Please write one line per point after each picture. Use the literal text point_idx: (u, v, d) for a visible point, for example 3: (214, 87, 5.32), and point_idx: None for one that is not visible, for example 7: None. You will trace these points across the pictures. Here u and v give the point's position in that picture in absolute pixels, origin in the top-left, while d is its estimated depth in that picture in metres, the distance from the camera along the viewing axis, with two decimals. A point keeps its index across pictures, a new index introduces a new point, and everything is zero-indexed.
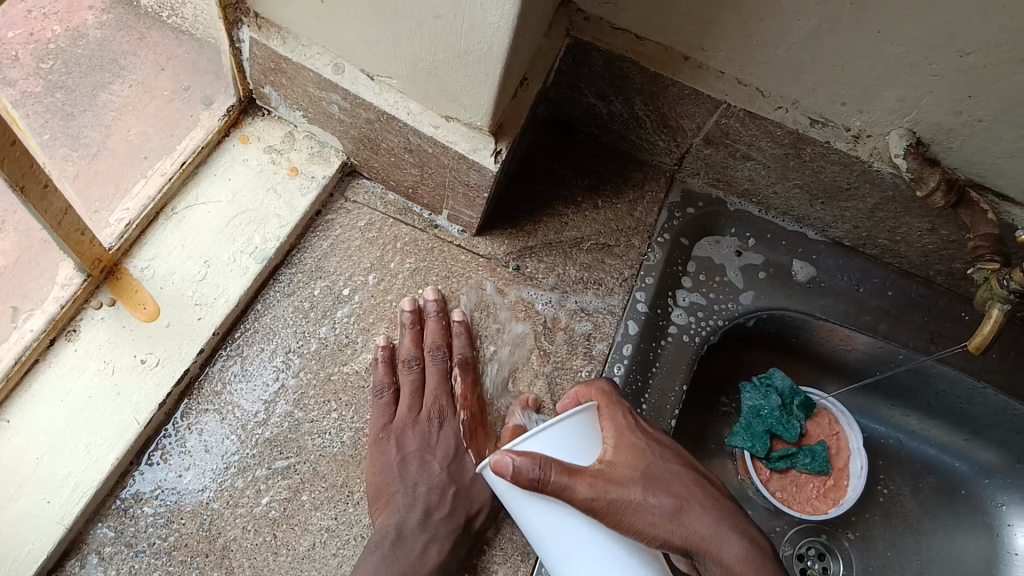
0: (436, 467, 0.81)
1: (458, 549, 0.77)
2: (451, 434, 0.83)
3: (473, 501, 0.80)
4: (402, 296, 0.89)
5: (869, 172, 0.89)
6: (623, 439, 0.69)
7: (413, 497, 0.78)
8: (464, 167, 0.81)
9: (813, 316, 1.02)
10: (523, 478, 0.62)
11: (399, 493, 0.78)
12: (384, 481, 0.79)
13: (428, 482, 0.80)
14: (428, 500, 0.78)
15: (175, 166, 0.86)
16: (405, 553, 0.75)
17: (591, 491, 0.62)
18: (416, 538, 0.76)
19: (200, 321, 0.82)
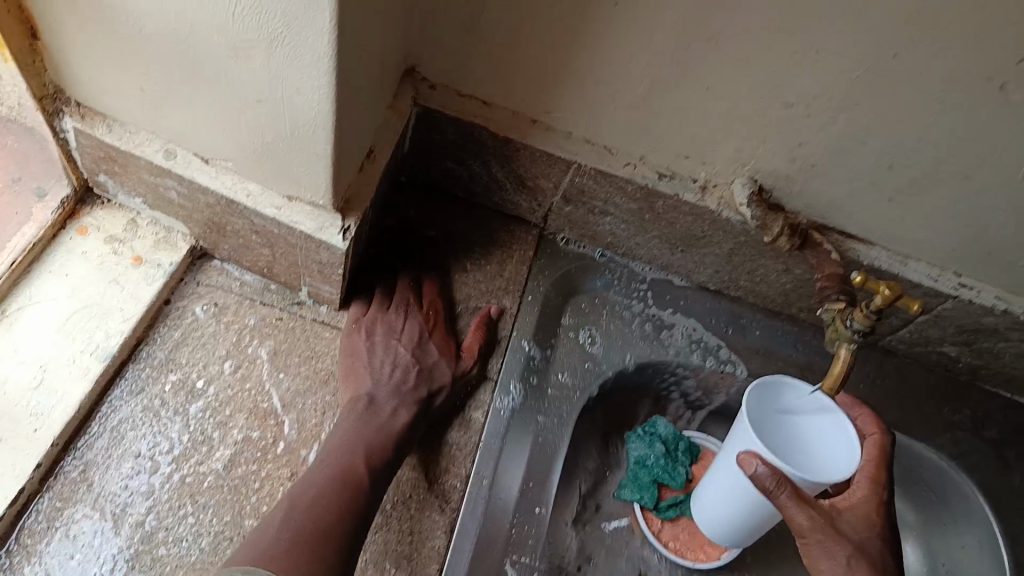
0: (403, 351, 0.88)
1: (421, 417, 0.85)
2: (414, 324, 0.91)
3: (433, 377, 0.87)
4: (261, 382, 0.86)
5: (720, 221, 0.91)
6: (872, 485, 0.77)
7: (382, 375, 0.86)
8: (313, 245, 0.78)
9: (693, 363, 1.02)
10: (758, 483, 0.73)
11: (365, 376, 0.86)
12: (351, 365, 0.87)
13: (394, 361, 0.87)
14: (395, 375, 0.86)
15: (2, 266, 0.80)
16: (374, 418, 0.82)
17: (811, 523, 0.71)
18: (382, 405, 0.83)
19: (36, 433, 0.76)
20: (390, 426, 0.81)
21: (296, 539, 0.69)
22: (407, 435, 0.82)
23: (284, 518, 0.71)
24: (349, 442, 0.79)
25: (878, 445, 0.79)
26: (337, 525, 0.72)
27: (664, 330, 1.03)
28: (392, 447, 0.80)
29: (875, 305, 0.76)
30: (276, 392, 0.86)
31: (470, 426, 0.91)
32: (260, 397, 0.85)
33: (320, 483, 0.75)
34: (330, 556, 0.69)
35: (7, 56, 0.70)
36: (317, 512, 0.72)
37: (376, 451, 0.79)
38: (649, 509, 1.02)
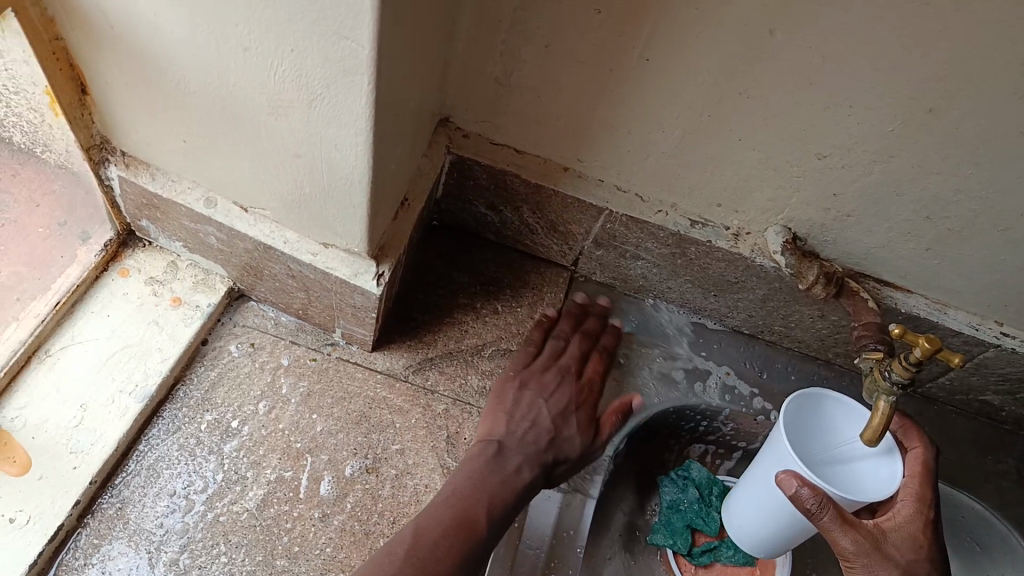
0: (536, 408, 0.87)
1: (544, 477, 0.83)
2: (568, 389, 0.90)
3: (540, 425, 0.85)
4: (294, 423, 0.87)
5: (753, 267, 0.91)
6: (923, 505, 0.76)
7: (514, 430, 0.84)
8: (347, 290, 0.79)
9: (725, 407, 1.01)
10: (799, 504, 0.72)
11: (497, 427, 0.85)
12: (495, 417, 0.86)
13: (536, 419, 0.86)
14: (531, 434, 0.84)
15: (48, 307, 0.83)
16: (500, 468, 0.80)
17: (853, 545, 0.72)
18: (509, 459, 0.81)
19: (75, 470, 0.77)
20: (514, 482, 0.79)
21: (409, 560, 0.69)
22: (529, 492, 0.80)
23: (404, 554, 0.69)
24: (474, 486, 0.77)
25: (920, 460, 0.79)
26: (452, 569, 0.70)
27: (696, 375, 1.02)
28: (509, 505, 0.77)
29: (914, 357, 0.73)
30: (308, 432, 0.87)
31: None
32: (293, 438, 0.86)
33: (451, 517, 0.73)
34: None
35: (57, 110, 0.72)
36: (439, 546, 0.70)
37: (496, 506, 0.76)
38: (682, 555, 1.00)
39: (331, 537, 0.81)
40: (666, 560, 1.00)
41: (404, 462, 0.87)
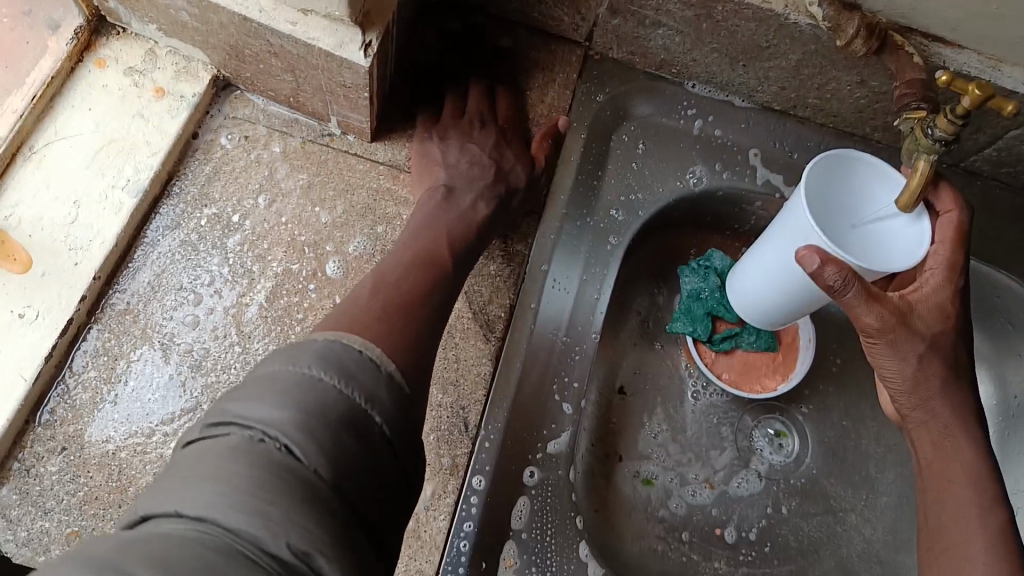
0: (478, 149, 0.88)
1: (499, 213, 0.85)
2: (488, 134, 0.89)
3: (515, 179, 0.88)
4: (296, 216, 0.83)
5: (787, 27, 0.81)
6: (952, 273, 0.71)
7: (461, 169, 0.86)
8: (335, 65, 0.73)
9: (748, 190, 0.95)
10: (820, 281, 0.67)
11: (457, 168, 0.86)
12: (428, 166, 0.86)
13: (472, 162, 0.87)
14: (472, 173, 0.86)
15: (25, 101, 0.78)
16: (450, 209, 0.82)
17: (879, 321, 0.68)
18: (461, 199, 0.83)
19: (77, 267, 0.76)
20: (470, 218, 0.82)
21: (377, 297, 0.70)
22: (487, 226, 0.83)
23: (373, 299, 0.69)
24: (426, 228, 0.80)
25: (955, 224, 0.73)
26: (425, 299, 0.72)
27: (719, 160, 0.95)
28: (470, 237, 0.80)
29: (962, 108, 0.66)
30: (312, 225, 0.83)
31: (511, 258, 0.89)
32: (297, 231, 0.83)
33: (407, 267, 0.75)
34: (413, 323, 0.69)
35: None
36: (399, 283, 0.72)
37: (457, 237, 0.79)
38: (702, 342, 0.99)
39: None
40: (686, 349, 1.00)
41: None
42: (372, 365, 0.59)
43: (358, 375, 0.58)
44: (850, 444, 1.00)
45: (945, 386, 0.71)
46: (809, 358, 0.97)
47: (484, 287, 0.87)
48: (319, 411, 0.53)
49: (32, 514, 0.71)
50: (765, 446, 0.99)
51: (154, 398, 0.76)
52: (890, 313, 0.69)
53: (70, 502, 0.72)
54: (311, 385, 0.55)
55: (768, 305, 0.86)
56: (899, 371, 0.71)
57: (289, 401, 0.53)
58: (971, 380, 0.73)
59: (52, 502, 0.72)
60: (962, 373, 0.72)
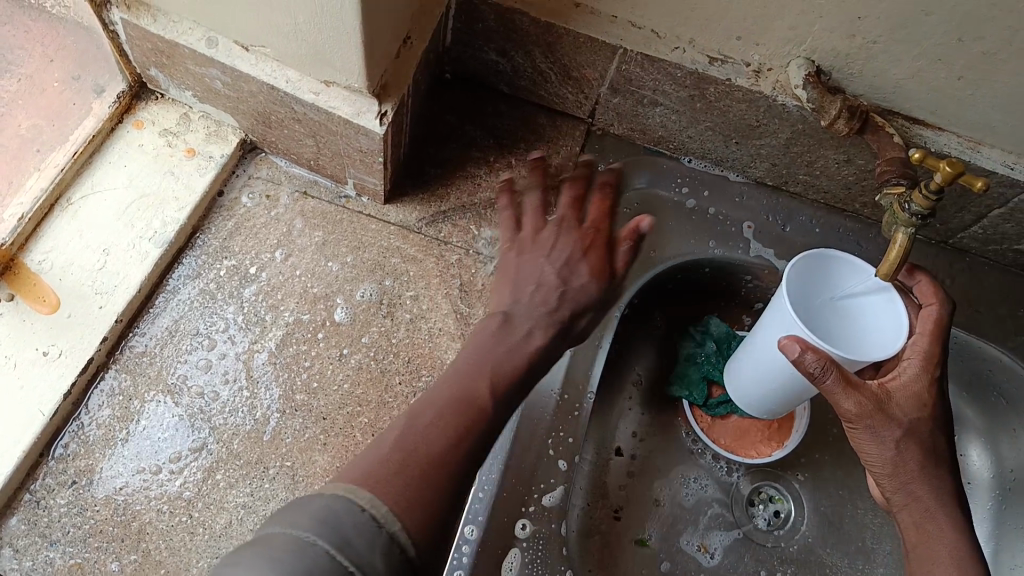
0: (558, 261, 0.70)
1: (559, 343, 0.68)
2: (569, 241, 0.72)
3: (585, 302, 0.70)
4: (309, 270, 0.89)
5: (775, 107, 0.87)
6: (929, 364, 0.75)
7: (525, 296, 0.69)
8: (352, 131, 0.79)
9: (739, 261, 1.00)
10: (801, 368, 0.71)
11: (525, 285, 0.70)
12: (502, 272, 0.72)
13: (539, 274, 0.70)
14: (537, 297, 0.69)
15: (67, 157, 0.86)
16: (507, 337, 0.66)
17: (856, 408, 0.71)
18: (521, 322, 0.67)
19: (101, 310, 0.81)
20: (523, 350, 0.65)
21: (398, 446, 0.55)
22: (538, 362, 0.66)
23: (400, 439, 0.56)
24: (475, 362, 0.63)
25: (932, 319, 0.77)
26: (457, 459, 0.56)
27: (713, 238, 1.00)
28: (518, 379, 0.63)
29: (935, 184, 0.70)
30: (324, 279, 0.88)
31: None
32: (310, 284, 0.88)
33: (444, 405, 0.59)
34: (437, 494, 0.53)
35: None
36: (427, 430, 0.57)
37: (503, 377, 0.62)
38: (698, 406, 1.01)
39: (348, 374, 0.85)
40: (683, 413, 1.02)
41: (418, 307, 0.89)
42: (374, 530, 0.47)
43: (352, 540, 0.46)
44: (844, 515, 1.01)
45: (924, 473, 0.73)
46: (804, 425, 1.00)
47: None
48: (323, 572, 0.43)
49: (38, 545, 0.74)
50: (762, 510, 0.99)
51: (166, 439, 0.79)
52: (868, 403, 0.72)
53: (74, 534, 0.74)
54: (303, 549, 0.44)
55: (756, 388, 0.89)
56: (880, 458, 0.73)
57: (281, 569, 0.42)
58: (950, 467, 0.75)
59: (58, 534, 0.74)
60: (939, 459, 0.74)
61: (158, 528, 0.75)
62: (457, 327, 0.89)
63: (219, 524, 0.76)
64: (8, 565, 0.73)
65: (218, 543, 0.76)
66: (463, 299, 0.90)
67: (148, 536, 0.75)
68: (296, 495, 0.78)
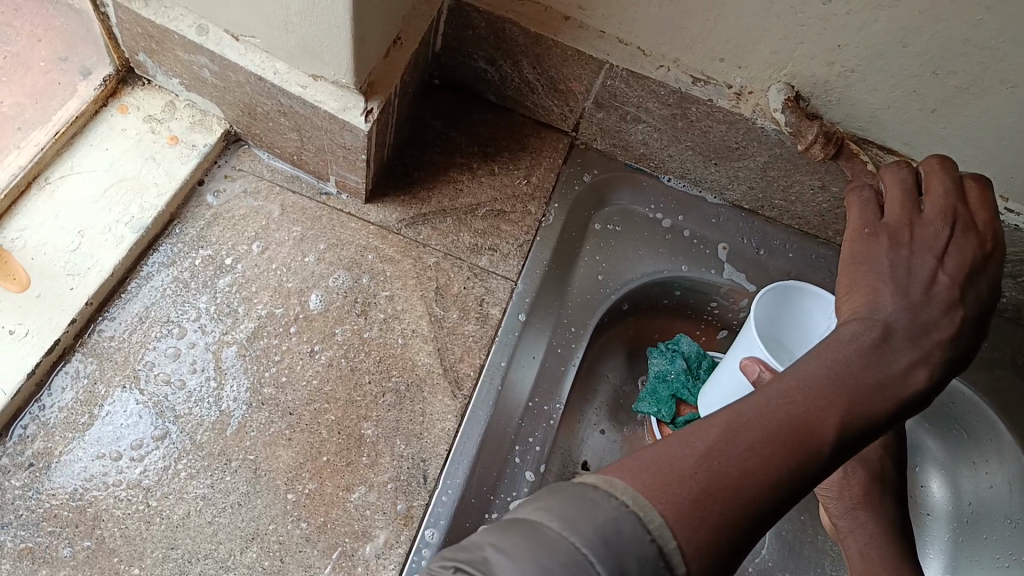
0: (938, 259, 0.63)
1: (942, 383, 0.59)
2: (959, 237, 0.64)
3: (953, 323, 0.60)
4: (285, 265, 0.88)
5: (754, 130, 0.89)
6: None
7: (895, 302, 0.60)
8: (337, 127, 0.80)
9: (713, 279, 1.02)
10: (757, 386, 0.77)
11: (881, 290, 0.61)
12: (879, 272, 0.62)
13: (915, 280, 0.61)
14: (921, 306, 0.60)
15: (47, 137, 0.85)
16: (880, 364, 0.56)
17: None
18: (899, 351, 0.57)
19: (72, 291, 0.80)
20: (898, 388, 0.56)
21: (712, 460, 0.48)
22: (914, 402, 0.57)
23: (720, 440, 0.49)
24: (835, 381, 0.54)
25: None
26: (765, 494, 0.48)
27: (685, 262, 1.02)
28: (883, 422, 0.54)
29: None
30: (300, 274, 0.88)
31: (487, 322, 0.90)
32: (285, 279, 0.88)
33: (773, 422, 0.50)
34: (731, 517, 0.47)
35: None
36: (763, 448, 0.49)
37: (860, 414, 0.53)
38: (666, 423, 1.02)
39: (318, 371, 0.84)
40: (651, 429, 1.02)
41: (392, 307, 0.89)
42: (659, 568, 0.43)
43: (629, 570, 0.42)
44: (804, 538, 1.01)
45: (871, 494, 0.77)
46: None
47: (458, 346, 0.88)
48: None
49: None
50: None
51: (130, 426, 0.78)
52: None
53: (28, 517, 0.73)
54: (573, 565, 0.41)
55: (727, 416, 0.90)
56: (828, 477, 0.78)
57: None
58: (896, 495, 0.79)
59: (12, 516, 0.73)
60: (884, 490, 0.78)
61: (114, 514, 0.74)
62: (430, 329, 0.89)
63: (177, 514, 0.75)
64: None
65: (174, 534, 0.75)
66: (439, 302, 0.90)
67: (103, 522, 0.74)
68: (257, 489, 0.78)
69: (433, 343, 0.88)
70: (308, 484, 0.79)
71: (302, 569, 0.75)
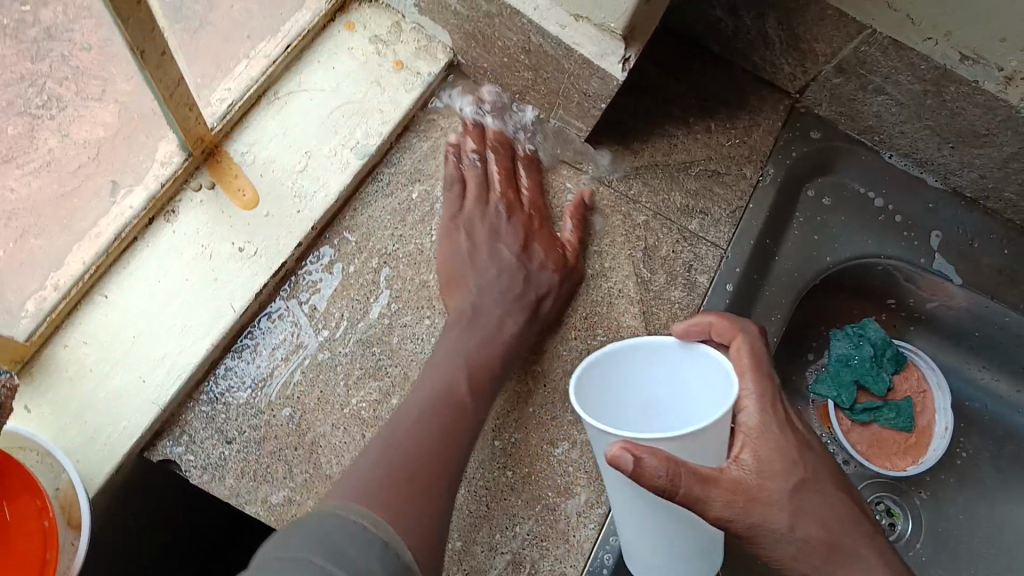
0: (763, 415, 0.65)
1: (818, 495, 0.64)
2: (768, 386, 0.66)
3: (771, 466, 0.63)
4: (500, 208, 0.86)
5: (1015, 118, 0.81)
6: None
7: (820, 456, 0.66)
8: (587, 72, 0.75)
9: (918, 265, 0.96)
10: (644, 478, 0.55)
11: (781, 445, 0.64)
12: (779, 449, 0.64)
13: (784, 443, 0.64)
14: (784, 453, 0.64)
15: (279, 49, 0.82)
16: (799, 469, 0.64)
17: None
18: (816, 473, 0.64)
19: (298, 214, 0.79)
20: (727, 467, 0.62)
21: (733, 498, 0.60)
22: (818, 490, 0.64)
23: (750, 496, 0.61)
24: (775, 457, 0.63)
25: (739, 353, 0.67)
26: (767, 510, 0.61)
27: (890, 247, 0.97)
28: (732, 487, 0.60)
29: None
30: None
31: (694, 290, 0.87)
32: None
33: (709, 482, 0.58)
34: (756, 513, 0.60)
35: None
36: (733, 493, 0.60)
37: (753, 501, 0.61)
38: (842, 409, 1.02)
39: None
40: (824, 413, 1.02)
41: (600, 264, 0.86)
42: (744, 504, 0.60)
43: None
44: (959, 540, 0.98)
45: (860, 537, 0.63)
46: (942, 446, 0.99)
47: (664, 312, 0.85)
48: None
49: (213, 439, 0.74)
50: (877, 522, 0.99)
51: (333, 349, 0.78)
52: (731, 500, 0.60)
53: (249, 436, 0.74)
54: None
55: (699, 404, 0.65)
56: None
57: None
58: None
59: (234, 433, 0.74)
60: None
61: (332, 442, 0.75)
62: (637, 292, 0.85)
63: None
64: (174, 449, 0.73)
65: None
66: (646, 264, 0.87)
67: (321, 449, 0.75)
68: None
69: (638, 304, 0.85)
70: (513, 435, 0.79)
71: (506, 517, 0.76)
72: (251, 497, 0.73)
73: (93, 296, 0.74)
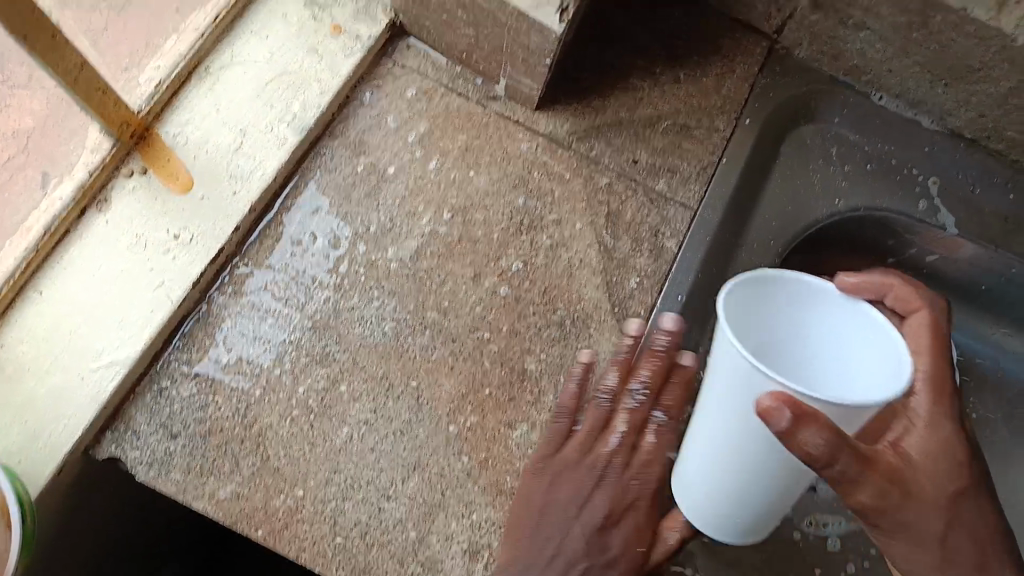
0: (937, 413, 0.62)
1: (966, 503, 0.62)
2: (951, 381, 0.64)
3: (933, 464, 0.60)
4: (450, 177, 0.81)
5: (1009, 49, 0.73)
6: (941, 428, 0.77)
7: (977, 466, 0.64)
8: (524, 27, 0.70)
9: (911, 216, 0.88)
10: (792, 440, 0.49)
11: (949, 446, 0.61)
12: (941, 454, 0.61)
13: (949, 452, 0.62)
14: (953, 456, 0.62)
15: (208, 21, 0.80)
16: (961, 475, 0.62)
17: None
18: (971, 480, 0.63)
19: (234, 197, 0.76)
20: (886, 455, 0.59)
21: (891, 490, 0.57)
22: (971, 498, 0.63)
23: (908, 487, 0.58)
24: (938, 462, 0.61)
25: (933, 330, 0.65)
26: (920, 511, 0.59)
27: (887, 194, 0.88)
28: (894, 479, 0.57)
29: None
30: (465, 191, 0.81)
31: (661, 258, 0.81)
32: (449, 194, 0.80)
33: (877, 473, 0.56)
34: (912, 509, 0.59)
35: None
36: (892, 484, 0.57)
37: (910, 497, 0.59)
38: None
39: (481, 297, 0.77)
40: None
41: (560, 233, 0.81)
42: (905, 501, 0.58)
43: None
44: None
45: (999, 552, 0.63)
46: None
47: (628, 281, 0.80)
48: None
49: (160, 434, 0.71)
50: None
51: (272, 341, 0.74)
52: (887, 493, 0.57)
53: (195, 429, 0.71)
54: None
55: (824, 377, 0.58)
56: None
57: None
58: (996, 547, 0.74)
59: (179, 426, 0.71)
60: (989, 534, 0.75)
61: (279, 433, 0.72)
62: (600, 262, 0.80)
63: (341, 437, 0.72)
64: (114, 447, 0.71)
65: (337, 457, 0.71)
66: (609, 231, 0.81)
67: (269, 439, 0.71)
68: (420, 417, 0.73)
69: (601, 276, 0.79)
70: (469, 418, 0.73)
71: (461, 504, 0.71)
72: (199, 492, 0.70)
73: (29, 292, 0.73)
